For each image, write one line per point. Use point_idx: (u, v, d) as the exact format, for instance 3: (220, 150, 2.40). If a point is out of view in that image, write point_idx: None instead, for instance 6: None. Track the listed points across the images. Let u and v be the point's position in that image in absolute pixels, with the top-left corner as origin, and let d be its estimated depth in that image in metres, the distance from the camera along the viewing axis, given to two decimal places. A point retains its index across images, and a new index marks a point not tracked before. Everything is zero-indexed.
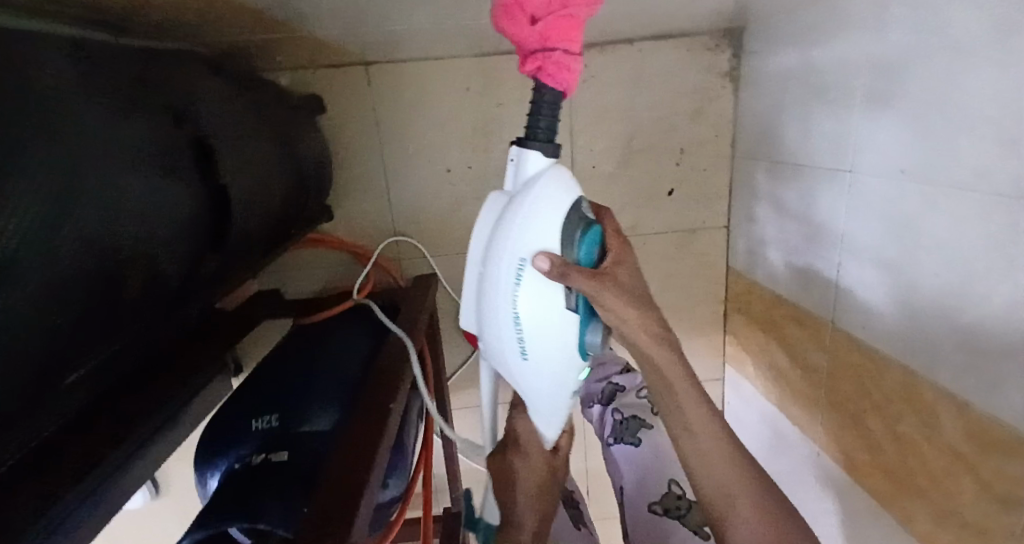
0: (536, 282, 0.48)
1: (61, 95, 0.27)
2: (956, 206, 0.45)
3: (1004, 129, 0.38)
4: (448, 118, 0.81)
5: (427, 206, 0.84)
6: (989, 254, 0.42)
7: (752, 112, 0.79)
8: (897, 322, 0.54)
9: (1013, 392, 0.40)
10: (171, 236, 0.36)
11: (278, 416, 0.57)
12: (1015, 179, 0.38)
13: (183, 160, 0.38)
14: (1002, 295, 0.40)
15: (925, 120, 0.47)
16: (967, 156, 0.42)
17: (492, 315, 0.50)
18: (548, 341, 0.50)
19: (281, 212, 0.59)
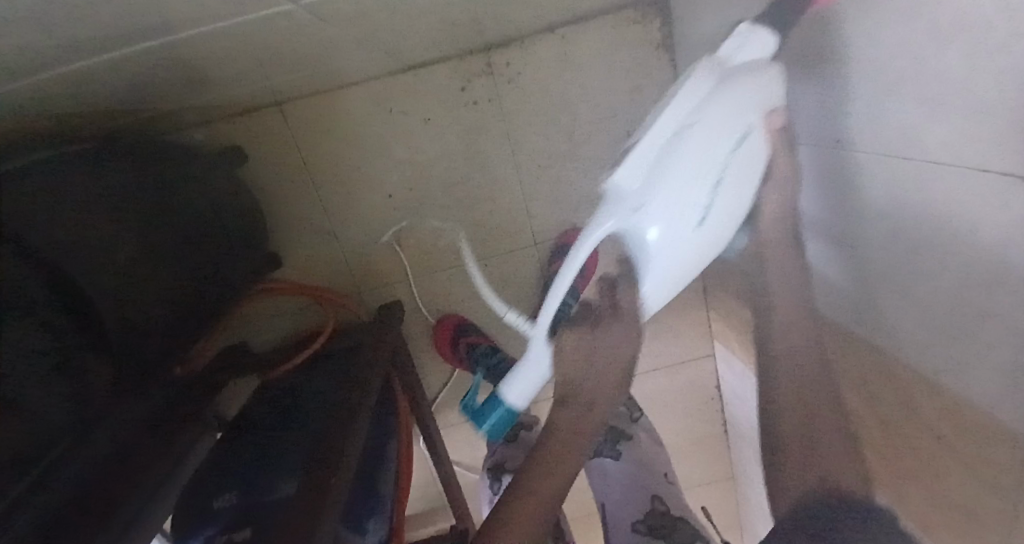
0: (749, 153, 0.39)
1: None
2: (890, 175, 0.41)
3: (925, 91, 0.34)
4: (378, 143, 0.77)
5: (377, 236, 0.82)
6: (930, 224, 0.38)
7: None
8: (858, 296, 0.51)
9: (981, 374, 0.36)
10: (44, 372, 0.34)
11: (240, 491, 0.54)
12: (944, 145, 0.33)
13: (41, 286, 0.36)
14: (950, 268, 0.36)
15: (848, 85, 0.43)
16: (894, 121, 0.38)
17: (695, 168, 0.36)
18: (722, 219, 0.42)
19: (201, 283, 0.58)
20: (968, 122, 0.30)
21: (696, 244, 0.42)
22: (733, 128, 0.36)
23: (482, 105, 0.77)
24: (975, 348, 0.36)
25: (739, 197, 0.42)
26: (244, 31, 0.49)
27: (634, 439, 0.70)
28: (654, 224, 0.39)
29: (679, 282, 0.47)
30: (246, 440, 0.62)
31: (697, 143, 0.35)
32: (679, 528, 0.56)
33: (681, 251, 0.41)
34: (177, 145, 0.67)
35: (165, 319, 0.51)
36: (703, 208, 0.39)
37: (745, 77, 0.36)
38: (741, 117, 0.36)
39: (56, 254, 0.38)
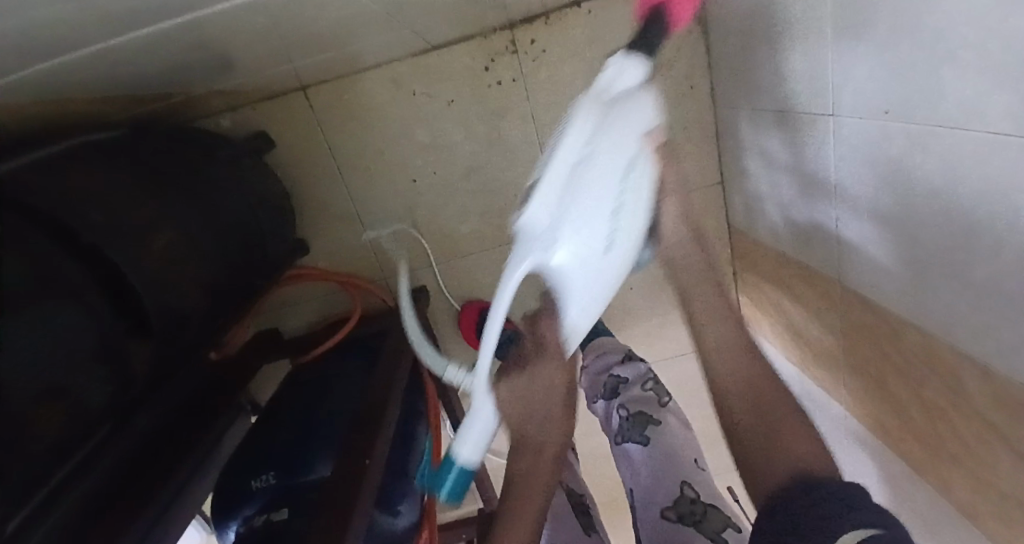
0: (639, 175, 0.39)
1: None
2: (946, 148, 0.38)
3: (989, 55, 0.31)
4: (400, 128, 0.77)
5: (402, 221, 0.81)
6: (988, 200, 0.35)
7: (727, 52, 0.70)
8: (903, 277, 0.48)
9: None
10: (79, 358, 0.35)
11: (277, 472, 0.56)
12: (1007, 115, 0.31)
13: (76, 273, 0.37)
14: (1012, 247, 0.34)
15: (900, 51, 0.40)
16: (952, 90, 0.36)
17: (584, 200, 0.36)
18: (625, 234, 0.40)
19: (234, 273, 0.58)
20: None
21: (613, 268, 0.40)
22: (619, 152, 0.36)
23: (505, 85, 0.75)
24: None
25: (637, 213, 0.40)
26: (264, 17, 0.48)
27: (663, 424, 0.68)
28: (571, 253, 0.37)
29: (602, 306, 0.44)
30: (279, 424, 0.64)
31: (591, 177, 0.35)
32: (709, 516, 0.56)
33: (595, 275, 0.40)
34: (206, 130, 0.68)
35: (204, 309, 0.52)
36: (608, 233, 0.38)
37: (631, 106, 0.36)
38: (626, 147, 0.36)
39: (93, 240, 0.39)
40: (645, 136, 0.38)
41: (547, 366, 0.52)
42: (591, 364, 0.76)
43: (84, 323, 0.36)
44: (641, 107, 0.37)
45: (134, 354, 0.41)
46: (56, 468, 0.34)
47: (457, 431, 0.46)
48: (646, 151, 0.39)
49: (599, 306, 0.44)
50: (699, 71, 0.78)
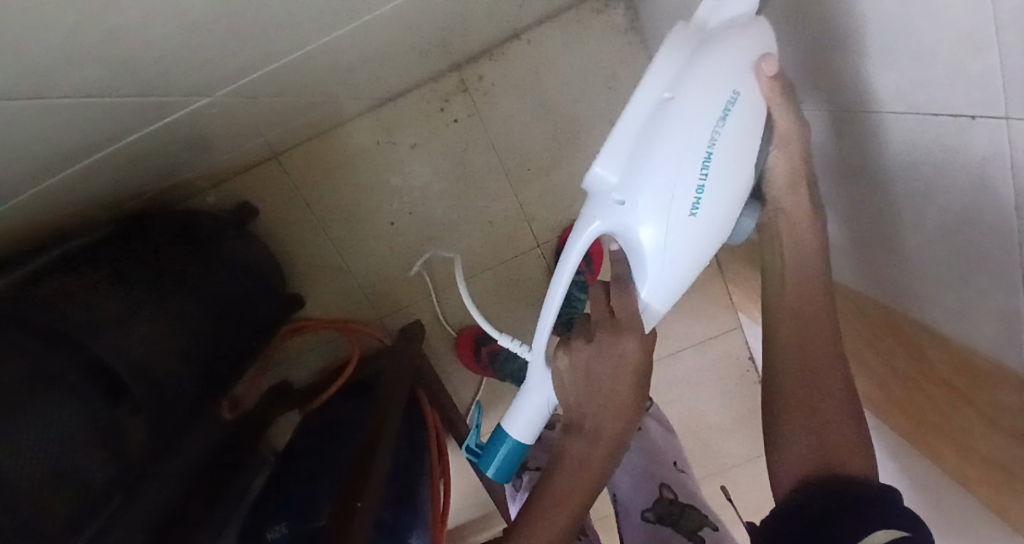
0: (742, 118, 0.34)
1: None
2: (861, 128, 0.40)
3: (873, 40, 0.33)
4: (370, 177, 0.81)
5: (386, 263, 0.85)
6: (903, 173, 0.37)
7: None
8: (857, 254, 0.50)
9: (978, 319, 0.35)
10: (81, 442, 0.40)
11: (289, 521, 0.58)
12: (901, 95, 0.33)
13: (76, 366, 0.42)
14: (933, 216, 0.35)
15: (806, 44, 0.42)
16: (853, 74, 0.37)
17: (670, 148, 0.32)
18: (717, 215, 0.36)
19: (223, 340, 0.63)
20: (924, 62, 0.29)
21: (698, 241, 0.37)
22: (717, 92, 0.32)
23: (463, 121, 0.79)
24: (970, 293, 0.35)
25: (735, 180, 0.35)
26: (224, 108, 0.53)
27: (643, 429, 0.70)
28: (648, 206, 0.34)
29: (687, 284, 0.40)
30: (292, 473, 0.67)
31: (672, 121, 0.32)
32: (687, 516, 0.61)
33: (685, 240, 0.36)
34: (191, 212, 0.73)
35: (181, 380, 0.55)
36: (693, 191, 0.34)
37: (726, 35, 0.32)
38: (720, 88, 0.32)
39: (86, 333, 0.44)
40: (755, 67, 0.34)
41: (620, 342, 0.41)
42: None
43: (83, 412, 0.40)
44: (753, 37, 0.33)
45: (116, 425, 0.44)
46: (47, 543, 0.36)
47: (511, 408, 0.45)
48: (744, 94, 0.33)
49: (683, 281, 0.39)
50: None
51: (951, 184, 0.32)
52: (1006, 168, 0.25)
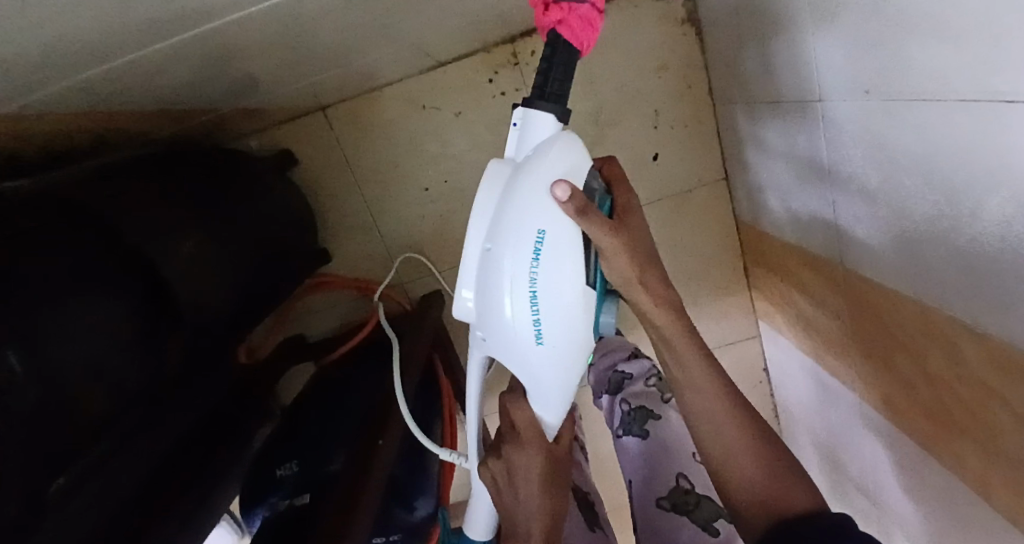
0: (555, 260, 0.33)
1: None
2: (916, 117, 0.38)
3: (940, 23, 0.31)
4: (409, 141, 0.82)
5: (415, 229, 0.86)
6: (956, 168, 0.36)
7: (717, 49, 0.72)
8: (896, 253, 0.49)
9: (1018, 319, 0.35)
10: (128, 344, 0.41)
11: (299, 461, 0.60)
12: (956, 88, 0.32)
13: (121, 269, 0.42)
14: (986, 215, 0.34)
15: (866, 30, 0.40)
16: (916, 63, 0.36)
17: (501, 298, 0.32)
18: (566, 343, 0.35)
19: (258, 276, 0.64)
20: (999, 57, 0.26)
21: (561, 358, 0.35)
22: (522, 242, 0.32)
23: (509, 93, 0.80)
24: (1010, 294, 0.35)
25: (575, 305, 0.34)
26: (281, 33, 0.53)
27: (664, 418, 0.69)
28: (497, 346, 0.35)
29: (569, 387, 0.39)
30: (302, 420, 0.67)
31: (494, 270, 0.32)
32: (703, 506, 0.59)
33: (545, 363, 0.35)
34: (235, 152, 0.74)
35: (223, 305, 0.55)
36: (533, 323, 0.33)
37: (527, 181, 0.32)
38: (529, 239, 0.32)
39: (134, 238, 0.45)
40: (552, 196, 0.32)
41: (524, 451, 0.43)
42: (596, 361, 0.77)
43: (134, 317, 0.42)
44: (528, 190, 0.32)
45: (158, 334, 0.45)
46: (73, 441, 0.35)
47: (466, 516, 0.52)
48: (554, 234, 0.32)
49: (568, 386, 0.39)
50: (694, 70, 0.79)
51: (1016, 193, 0.30)
52: None
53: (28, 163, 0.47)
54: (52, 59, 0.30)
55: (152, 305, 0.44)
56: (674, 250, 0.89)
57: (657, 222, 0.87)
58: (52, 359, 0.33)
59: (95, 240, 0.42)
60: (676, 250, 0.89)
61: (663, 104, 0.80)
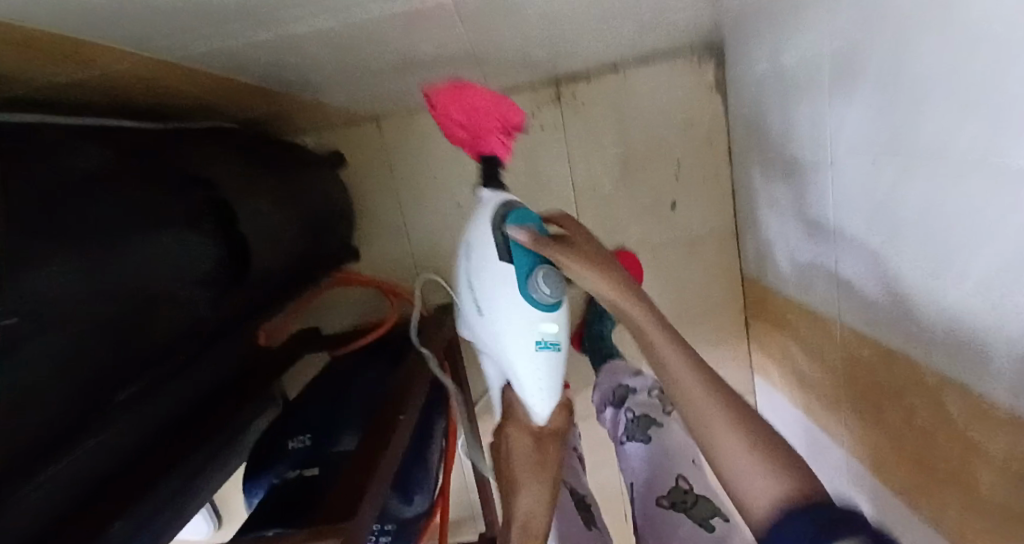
0: (487, 263, 0.55)
1: (92, 182, 0.35)
2: (920, 184, 0.43)
3: (948, 98, 0.36)
4: (448, 158, 0.88)
5: (442, 241, 0.91)
6: (952, 230, 0.40)
7: (741, 115, 0.80)
8: (893, 308, 0.54)
9: (997, 368, 0.39)
10: (196, 288, 0.44)
11: (311, 436, 0.62)
12: (955, 158, 0.37)
13: (205, 219, 0.46)
14: (973, 273, 0.39)
15: (883, 104, 0.46)
16: (922, 135, 0.41)
17: (468, 294, 0.60)
18: (509, 328, 0.54)
19: (302, 256, 0.68)
20: (1004, 132, 0.31)
21: (525, 348, 0.54)
22: (465, 259, 0.60)
23: (547, 127, 0.88)
24: (988, 346, 0.39)
25: (505, 292, 0.54)
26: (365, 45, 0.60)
27: (666, 425, 0.70)
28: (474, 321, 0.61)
29: (538, 363, 0.55)
30: (312, 403, 0.70)
31: (462, 277, 0.61)
32: (700, 505, 0.58)
33: (517, 353, 0.54)
34: (291, 143, 0.80)
35: (275, 272, 0.59)
36: (482, 307, 0.57)
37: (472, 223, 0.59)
38: (471, 257, 0.58)
39: (216, 197, 0.50)
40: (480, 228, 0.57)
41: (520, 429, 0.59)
42: (602, 380, 0.82)
43: (207, 263, 0.46)
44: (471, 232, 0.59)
45: (224, 285, 0.49)
46: (131, 367, 0.38)
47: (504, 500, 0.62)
48: (484, 245, 0.56)
49: (541, 361, 0.55)
50: (718, 129, 0.86)
51: (998, 254, 0.35)
52: None
53: (118, 115, 0.53)
54: (200, 34, 0.36)
55: (226, 268, 0.49)
56: (682, 294, 0.94)
57: (668, 265, 0.92)
58: (151, 297, 0.38)
59: (187, 190, 0.46)
60: (683, 294, 0.93)
61: (686, 156, 0.87)
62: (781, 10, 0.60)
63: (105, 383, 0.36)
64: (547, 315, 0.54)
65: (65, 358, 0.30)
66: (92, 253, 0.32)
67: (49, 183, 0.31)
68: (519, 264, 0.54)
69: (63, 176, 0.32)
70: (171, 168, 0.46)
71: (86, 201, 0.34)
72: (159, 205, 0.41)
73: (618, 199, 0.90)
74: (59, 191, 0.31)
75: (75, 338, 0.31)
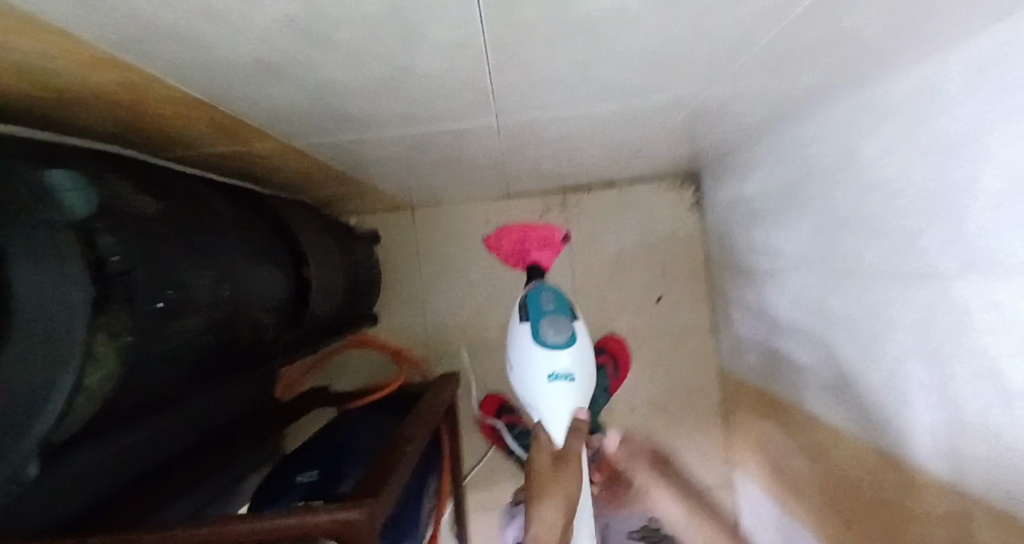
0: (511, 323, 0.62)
1: (220, 220, 0.47)
2: (855, 282, 0.55)
3: (879, 212, 0.49)
4: (465, 245, 1.02)
5: (452, 315, 1.02)
6: (880, 315, 0.51)
7: (715, 231, 0.95)
8: (834, 392, 0.62)
9: (920, 431, 0.47)
10: (270, 316, 0.54)
11: (316, 474, 0.67)
12: (884, 257, 0.49)
13: (285, 262, 0.58)
14: (898, 349, 0.49)
15: (824, 222, 0.60)
16: (858, 243, 0.54)
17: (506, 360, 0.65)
18: (524, 372, 0.57)
19: (340, 310, 0.78)
20: (917, 258, 0.44)
21: (543, 380, 0.55)
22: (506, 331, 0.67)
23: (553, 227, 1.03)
24: (914, 412, 0.48)
25: (519, 341, 0.59)
26: None
27: None
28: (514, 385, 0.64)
29: (556, 399, 0.54)
30: (316, 447, 0.75)
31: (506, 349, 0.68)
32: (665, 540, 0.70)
33: (536, 388, 0.55)
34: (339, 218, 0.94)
35: (321, 319, 0.69)
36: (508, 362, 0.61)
37: None
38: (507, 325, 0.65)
39: (295, 247, 0.62)
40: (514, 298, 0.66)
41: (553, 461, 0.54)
42: None
43: (281, 297, 0.56)
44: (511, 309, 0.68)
45: (285, 319, 0.59)
46: (214, 369, 0.47)
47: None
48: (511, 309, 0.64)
49: (561, 396, 0.54)
50: (696, 242, 1.02)
51: (921, 327, 0.45)
52: (958, 293, 0.39)
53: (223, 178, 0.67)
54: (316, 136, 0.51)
55: (292, 309, 0.60)
56: (664, 384, 1.01)
57: (652, 355, 1.01)
58: (242, 316, 0.48)
59: (278, 238, 0.58)
60: (665, 384, 1.01)
61: (670, 261, 1.02)
62: (748, 152, 0.77)
63: (203, 372, 0.45)
64: (556, 352, 0.55)
65: (185, 344, 0.40)
66: (216, 269, 0.43)
67: (192, 216, 0.43)
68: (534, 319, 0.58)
69: (202, 212, 0.45)
70: (270, 220, 0.58)
71: (215, 232, 0.45)
72: (260, 244, 0.53)
73: (610, 291, 1.02)
74: (201, 223, 0.43)
75: (195, 330, 0.41)
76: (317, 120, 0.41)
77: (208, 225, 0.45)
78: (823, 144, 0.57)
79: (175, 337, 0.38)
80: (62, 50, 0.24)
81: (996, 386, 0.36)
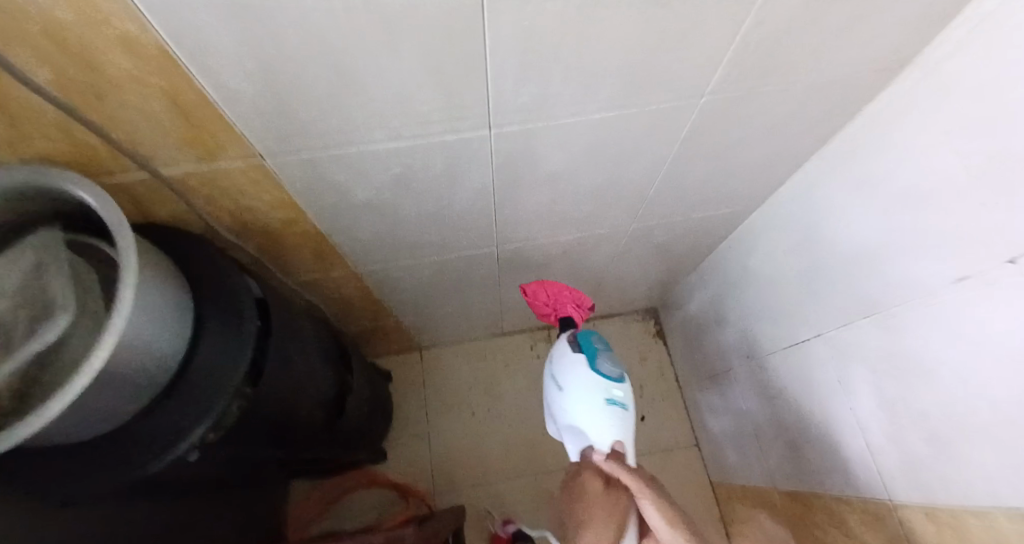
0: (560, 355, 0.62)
1: (308, 322, 0.64)
2: (782, 352, 0.71)
3: (783, 292, 0.68)
4: (465, 379, 1.16)
5: (455, 445, 1.09)
6: (807, 370, 0.66)
7: (679, 351, 1.12)
8: (794, 459, 0.72)
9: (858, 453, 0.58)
10: (321, 408, 0.66)
11: None
12: (796, 323, 0.67)
13: (336, 366, 0.72)
14: (826, 391, 0.63)
15: (749, 315, 0.79)
16: (776, 322, 0.72)
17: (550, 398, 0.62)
18: (579, 393, 0.57)
19: (362, 428, 0.87)
20: (813, 316, 0.63)
21: (588, 403, 0.56)
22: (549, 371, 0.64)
23: (543, 356, 1.17)
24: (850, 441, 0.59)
25: (571, 366, 0.59)
26: None
27: None
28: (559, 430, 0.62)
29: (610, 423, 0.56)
30: None
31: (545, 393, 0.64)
32: None
33: (581, 411, 0.57)
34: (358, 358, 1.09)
35: (348, 428, 0.79)
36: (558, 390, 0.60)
37: None
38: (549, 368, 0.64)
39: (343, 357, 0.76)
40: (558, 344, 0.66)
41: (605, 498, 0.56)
42: None
43: (330, 393, 0.69)
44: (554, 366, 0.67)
45: (328, 417, 0.70)
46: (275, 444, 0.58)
47: None
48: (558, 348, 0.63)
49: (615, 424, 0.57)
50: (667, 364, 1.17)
51: (833, 365, 0.60)
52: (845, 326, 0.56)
53: None
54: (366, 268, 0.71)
55: (332, 410, 0.71)
56: None
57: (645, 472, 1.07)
58: (307, 400, 0.61)
59: (335, 347, 0.73)
60: None
61: (646, 382, 1.16)
62: (689, 280, 1.00)
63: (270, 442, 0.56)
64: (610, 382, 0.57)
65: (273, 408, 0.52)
66: (301, 356, 0.58)
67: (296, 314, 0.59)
68: (588, 351, 0.60)
69: (298, 313, 0.61)
70: (331, 331, 0.74)
71: (305, 329, 0.61)
72: (325, 347, 0.68)
73: None
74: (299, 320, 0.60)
75: (282, 398, 0.53)
76: (384, 246, 0.61)
77: (302, 323, 0.61)
78: (738, 259, 0.80)
79: (271, 400, 0.51)
80: (270, 193, 0.47)
81: (903, 381, 0.50)
